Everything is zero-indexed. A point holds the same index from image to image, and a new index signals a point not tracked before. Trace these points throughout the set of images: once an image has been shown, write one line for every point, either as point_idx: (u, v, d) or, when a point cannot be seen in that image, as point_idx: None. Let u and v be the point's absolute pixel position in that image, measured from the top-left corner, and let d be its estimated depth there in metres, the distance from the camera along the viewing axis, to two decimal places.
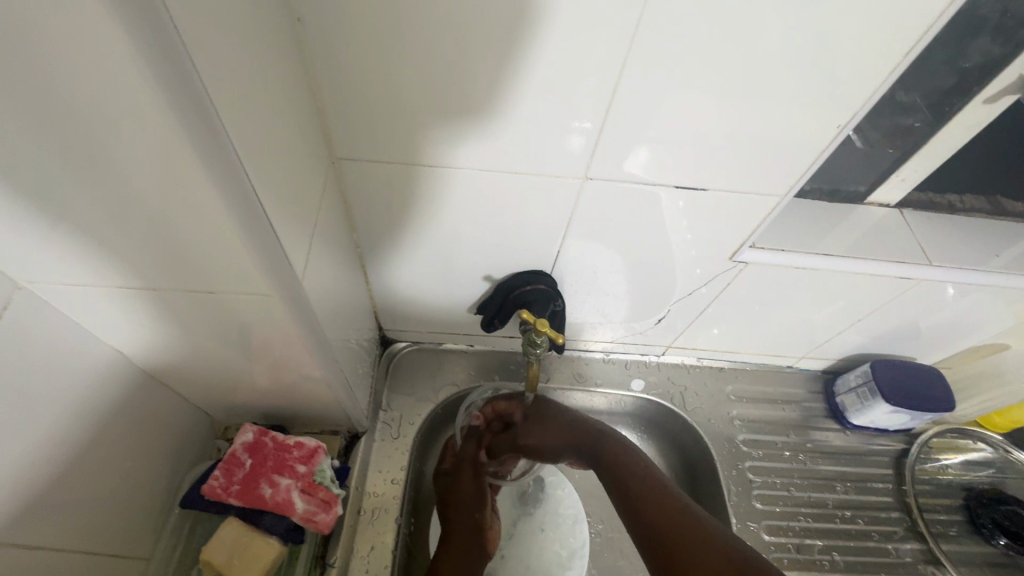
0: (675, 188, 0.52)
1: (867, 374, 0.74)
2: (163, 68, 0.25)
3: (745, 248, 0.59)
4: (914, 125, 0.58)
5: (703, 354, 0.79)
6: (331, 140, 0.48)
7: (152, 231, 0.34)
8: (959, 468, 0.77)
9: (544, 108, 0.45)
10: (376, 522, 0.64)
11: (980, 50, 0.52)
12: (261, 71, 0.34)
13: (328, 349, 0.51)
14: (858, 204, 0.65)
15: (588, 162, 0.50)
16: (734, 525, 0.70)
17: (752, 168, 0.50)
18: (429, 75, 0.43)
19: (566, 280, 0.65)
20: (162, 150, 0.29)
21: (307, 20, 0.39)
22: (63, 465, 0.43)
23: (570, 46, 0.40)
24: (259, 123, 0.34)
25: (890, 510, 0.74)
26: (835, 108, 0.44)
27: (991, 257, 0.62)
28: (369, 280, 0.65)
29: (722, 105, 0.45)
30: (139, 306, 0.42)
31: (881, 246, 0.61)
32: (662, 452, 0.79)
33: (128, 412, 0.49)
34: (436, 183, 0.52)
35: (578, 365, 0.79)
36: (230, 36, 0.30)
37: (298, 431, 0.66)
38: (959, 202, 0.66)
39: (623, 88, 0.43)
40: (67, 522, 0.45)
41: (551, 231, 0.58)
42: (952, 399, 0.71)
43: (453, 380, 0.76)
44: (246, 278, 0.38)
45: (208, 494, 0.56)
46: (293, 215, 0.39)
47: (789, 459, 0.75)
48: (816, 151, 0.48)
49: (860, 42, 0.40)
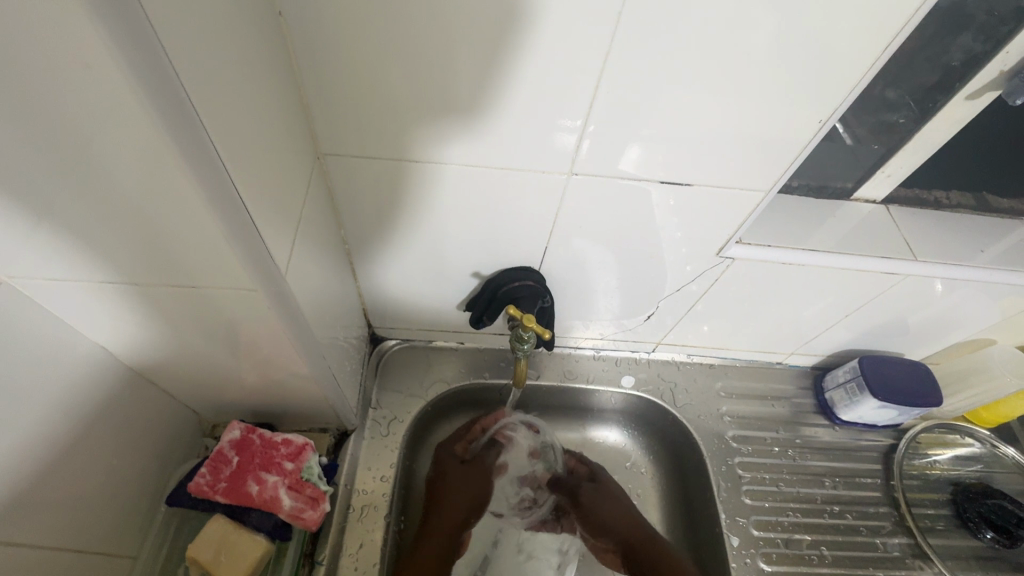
0: (662, 184, 0.52)
1: (855, 370, 0.74)
2: (138, 61, 0.25)
3: (732, 243, 0.59)
4: (899, 121, 0.58)
5: (693, 351, 0.79)
6: (317, 136, 0.48)
7: (132, 224, 0.34)
8: (947, 463, 0.78)
9: (530, 108, 0.45)
10: (364, 520, 0.64)
11: (962, 47, 0.52)
12: (242, 64, 0.34)
13: (315, 345, 0.51)
14: (845, 200, 0.66)
15: (574, 159, 0.50)
16: (723, 520, 0.70)
17: (738, 164, 0.50)
18: (414, 72, 0.43)
19: (554, 278, 0.65)
20: (141, 144, 0.29)
21: (289, 16, 0.39)
22: (46, 462, 0.43)
23: (554, 44, 0.41)
24: (240, 118, 0.34)
25: (878, 504, 0.74)
26: (817, 105, 0.45)
27: (976, 252, 0.62)
28: (358, 278, 0.65)
29: (707, 100, 0.45)
30: (122, 303, 0.41)
31: (866, 242, 0.62)
32: (649, 445, 0.80)
33: (113, 410, 0.49)
34: (423, 180, 0.52)
35: (568, 363, 0.79)
36: (208, 29, 0.30)
37: (287, 428, 0.66)
38: (945, 198, 0.67)
39: (607, 86, 0.44)
40: (51, 521, 0.44)
41: (540, 228, 0.58)
42: (939, 394, 0.72)
43: (443, 378, 0.76)
44: (230, 274, 0.38)
45: (195, 492, 0.56)
46: (276, 209, 0.39)
47: (778, 455, 0.76)
48: (800, 147, 0.49)
49: (841, 38, 0.40)
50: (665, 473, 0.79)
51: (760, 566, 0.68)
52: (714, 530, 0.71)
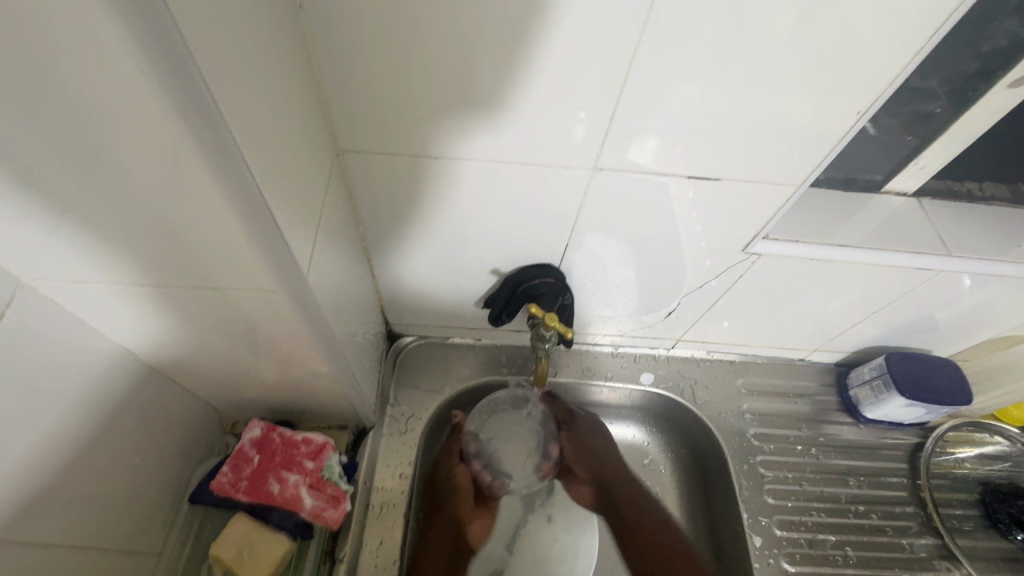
0: (687, 178, 0.51)
1: (881, 367, 0.73)
2: (159, 60, 0.25)
3: (758, 239, 0.57)
4: (935, 111, 0.56)
5: (713, 347, 0.78)
6: (334, 132, 0.47)
7: (153, 226, 0.34)
8: (974, 462, 0.76)
9: (554, 103, 0.44)
10: (384, 517, 0.64)
11: (1007, 32, 0.49)
12: (262, 60, 0.33)
13: (334, 344, 0.51)
14: (875, 193, 0.64)
15: (598, 154, 0.49)
16: (745, 519, 0.69)
17: (767, 158, 0.49)
18: (435, 66, 0.42)
19: (574, 273, 0.64)
20: (163, 145, 0.28)
21: (308, 9, 0.38)
22: (69, 463, 0.43)
23: (581, 34, 0.39)
24: (261, 116, 0.33)
25: (904, 504, 0.73)
26: (854, 96, 0.43)
27: (1012, 247, 0.60)
28: (375, 275, 0.65)
29: (736, 90, 0.43)
30: (142, 302, 0.41)
31: (898, 237, 0.60)
32: (669, 445, 0.79)
33: (134, 408, 0.49)
34: (442, 176, 0.51)
35: (586, 359, 0.78)
36: (230, 26, 0.29)
37: (305, 426, 0.66)
38: (979, 190, 0.64)
39: (635, 77, 0.42)
40: (75, 519, 0.45)
41: (560, 223, 0.57)
42: (969, 392, 0.70)
43: (460, 374, 0.75)
44: (251, 274, 0.38)
45: (217, 490, 0.56)
46: (297, 209, 0.39)
47: (801, 453, 0.75)
48: (833, 140, 0.47)
49: (883, 24, 0.38)
50: (684, 470, 0.78)
51: (784, 566, 0.67)
52: (737, 530, 0.70)
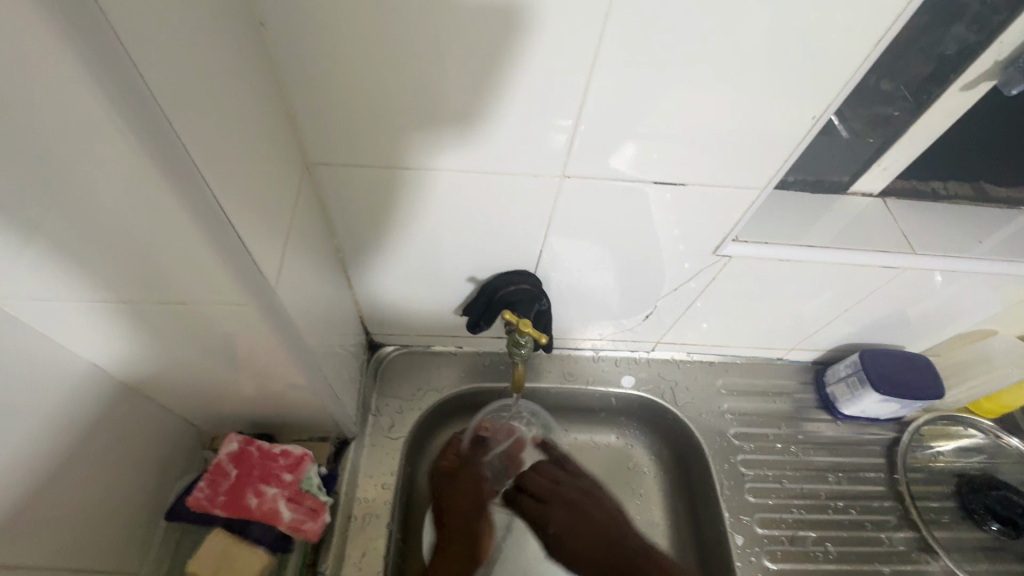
0: (656, 184, 0.52)
1: (856, 364, 0.74)
2: (114, 82, 0.25)
3: (728, 241, 0.59)
4: (893, 114, 0.58)
5: (693, 349, 0.79)
6: (305, 146, 0.48)
7: (119, 246, 0.34)
8: (951, 455, 0.78)
9: (520, 112, 0.45)
10: (366, 529, 0.64)
11: (956, 37, 0.52)
12: (223, 78, 0.33)
13: (309, 355, 0.50)
14: (841, 194, 0.65)
15: (566, 161, 0.50)
16: (727, 518, 0.70)
17: (731, 164, 0.50)
18: (399, 78, 0.42)
19: (551, 280, 0.65)
20: (123, 166, 0.29)
21: (271, 26, 0.39)
22: (44, 482, 0.43)
23: (540, 44, 0.40)
24: (224, 133, 0.33)
25: (882, 498, 0.74)
26: (809, 99, 0.44)
27: (974, 244, 0.62)
28: (353, 286, 0.65)
29: (697, 97, 0.44)
30: (110, 321, 0.41)
31: (864, 237, 0.61)
32: (653, 447, 0.80)
33: (108, 425, 0.49)
34: (413, 187, 0.52)
35: (568, 364, 0.79)
36: (188, 44, 0.29)
37: (286, 438, 0.66)
38: (943, 189, 0.66)
39: (597, 83, 0.43)
40: (52, 538, 0.44)
41: (534, 230, 0.57)
42: (940, 385, 0.71)
43: (440, 383, 0.76)
44: (219, 290, 0.38)
45: (193, 506, 0.56)
46: (265, 223, 0.39)
47: (781, 451, 0.76)
48: (793, 142, 0.48)
49: (833, 32, 0.39)
50: (667, 472, 0.78)
51: (765, 564, 0.68)
52: (718, 528, 0.70)
